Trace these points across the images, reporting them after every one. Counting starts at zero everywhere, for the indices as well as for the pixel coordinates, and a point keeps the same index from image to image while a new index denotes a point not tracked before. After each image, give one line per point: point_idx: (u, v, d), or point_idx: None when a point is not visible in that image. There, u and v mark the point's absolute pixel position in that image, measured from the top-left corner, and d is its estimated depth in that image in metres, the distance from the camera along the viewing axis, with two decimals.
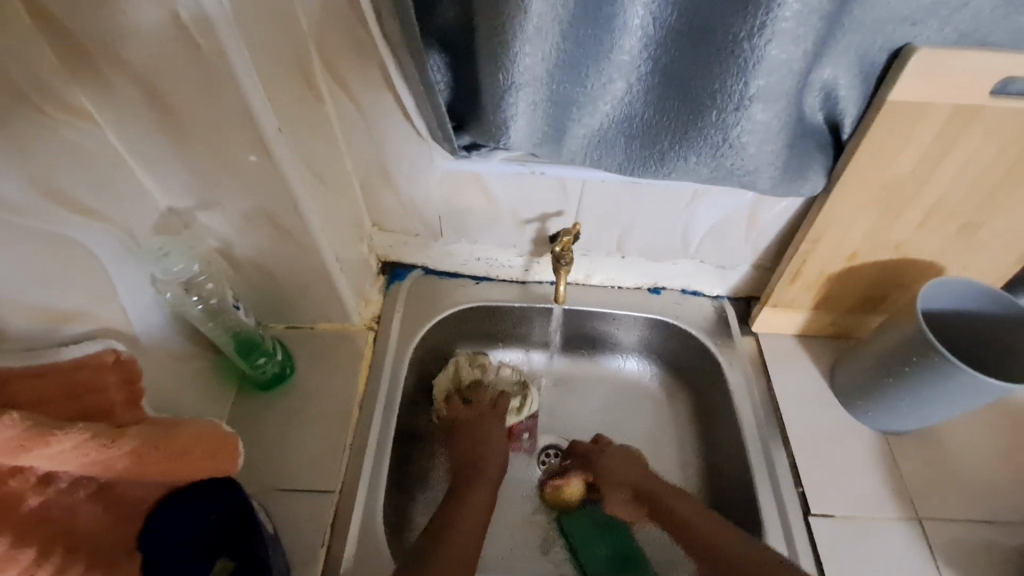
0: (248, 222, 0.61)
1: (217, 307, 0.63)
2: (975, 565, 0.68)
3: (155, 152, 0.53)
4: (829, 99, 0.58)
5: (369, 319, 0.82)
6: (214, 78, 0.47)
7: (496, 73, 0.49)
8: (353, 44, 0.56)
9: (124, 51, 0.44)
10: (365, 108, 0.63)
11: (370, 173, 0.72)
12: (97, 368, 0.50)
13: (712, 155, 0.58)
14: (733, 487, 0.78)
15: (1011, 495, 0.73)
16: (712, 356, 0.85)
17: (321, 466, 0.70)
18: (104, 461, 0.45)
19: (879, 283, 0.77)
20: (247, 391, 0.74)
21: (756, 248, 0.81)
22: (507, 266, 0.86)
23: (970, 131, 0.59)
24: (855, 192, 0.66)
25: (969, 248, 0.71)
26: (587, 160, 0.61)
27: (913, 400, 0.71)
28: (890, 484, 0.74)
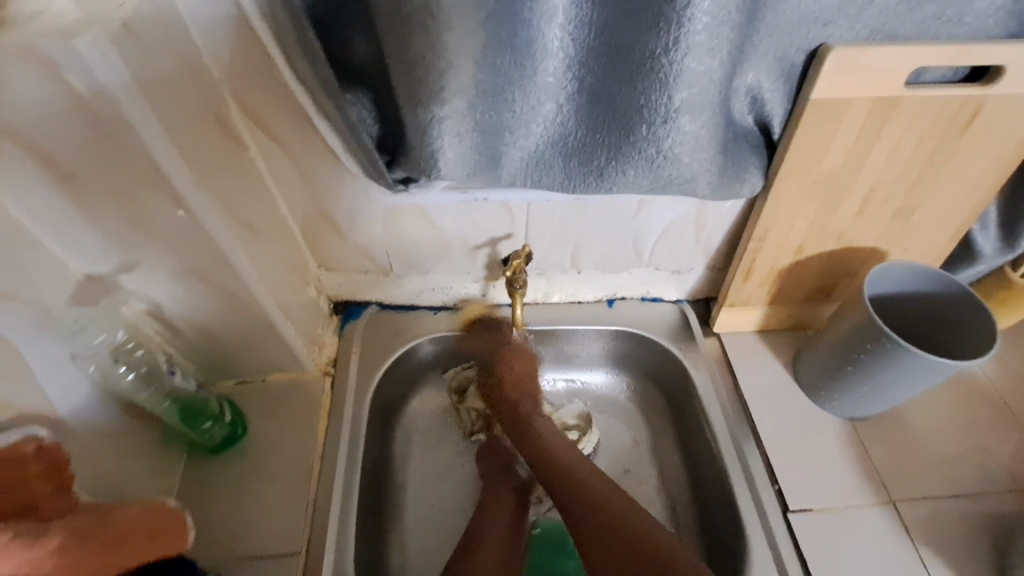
0: (177, 282, 0.58)
1: (150, 374, 0.60)
2: (949, 541, 0.69)
3: (60, 222, 0.49)
4: (756, 102, 0.59)
5: (325, 364, 0.79)
6: (115, 139, 0.44)
7: (417, 108, 0.48)
8: (272, 89, 0.54)
9: (9, 119, 0.41)
10: (294, 151, 0.61)
11: (309, 216, 0.70)
12: (18, 463, 0.46)
13: (650, 168, 0.57)
14: (711, 492, 0.77)
15: (972, 464, 0.75)
16: (678, 360, 0.85)
17: (284, 527, 0.66)
18: (30, 563, 0.41)
19: (829, 272, 0.78)
20: (196, 457, 0.69)
21: (706, 250, 0.81)
22: (464, 293, 0.85)
23: (891, 121, 0.61)
24: (791, 189, 0.67)
25: (907, 230, 0.73)
26: (527, 183, 0.60)
27: (876, 385, 0.71)
28: (861, 469, 0.74)
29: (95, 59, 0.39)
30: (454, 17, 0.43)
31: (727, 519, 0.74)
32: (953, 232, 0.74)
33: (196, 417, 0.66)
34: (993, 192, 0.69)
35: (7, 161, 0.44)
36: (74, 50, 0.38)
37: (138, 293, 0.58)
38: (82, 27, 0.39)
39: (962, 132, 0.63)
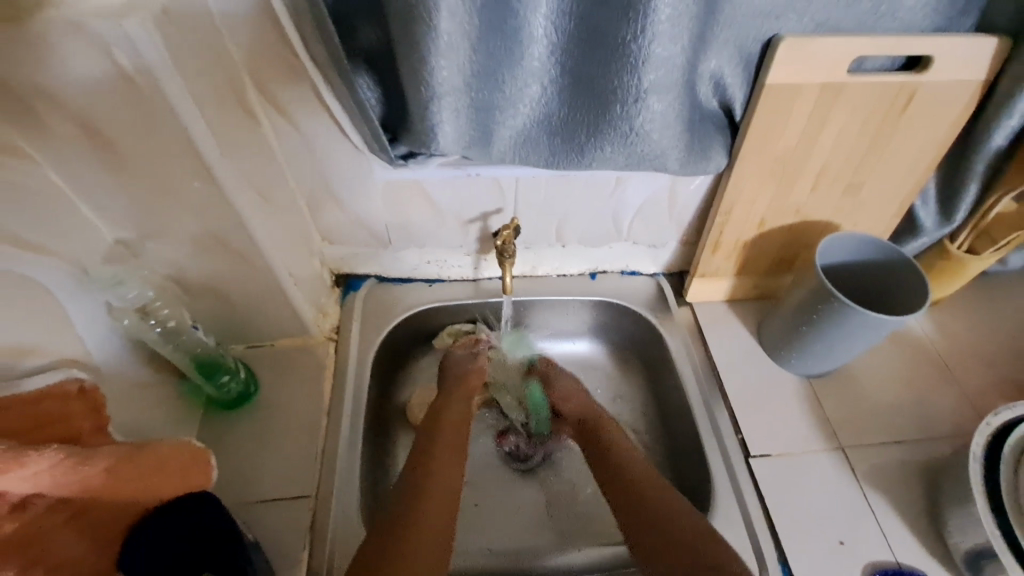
0: (198, 246, 0.63)
1: (174, 328, 0.67)
2: (890, 481, 0.78)
3: (97, 189, 0.55)
4: (718, 86, 0.66)
5: (329, 331, 0.85)
6: (152, 112, 0.49)
7: (419, 87, 0.54)
8: (282, 67, 0.60)
9: (58, 91, 0.46)
10: (303, 128, 0.67)
11: (315, 189, 0.76)
12: (63, 399, 0.50)
13: (624, 144, 0.65)
14: (683, 445, 0.85)
15: (913, 414, 0.84)
16: (654, 327, 0.93)
17: (294, 473, 0.72)
18: (81, 479, 0.47)
19: (788, 245, 0.87)
20: (212, 413, 0.75)
21: (679, 225, 0.88)
22: (457, 266, 0.91)
23: (838, 105, 0.69)
24: (753, 167, 0.75)
25: (856, 206, 0.81)
26: (515, 159, 0.67)
27: (828, 343, 0.80)
28: (816, 420, 0.83)
29: (139, 37, 0.45)
30: (452, 6, 0.50)
31: (697, 466, 0.81)
32: (898, 208, 0.82)
33: (214, 372, 0.73)
34: (929, 170, 0.77)
35: (55, 131, 0.49)
36: (121, 27, 0.44)
37: (162, 256, 0.63)
38: (129, 8, 0.45)
39: (900, 115, 0.71)
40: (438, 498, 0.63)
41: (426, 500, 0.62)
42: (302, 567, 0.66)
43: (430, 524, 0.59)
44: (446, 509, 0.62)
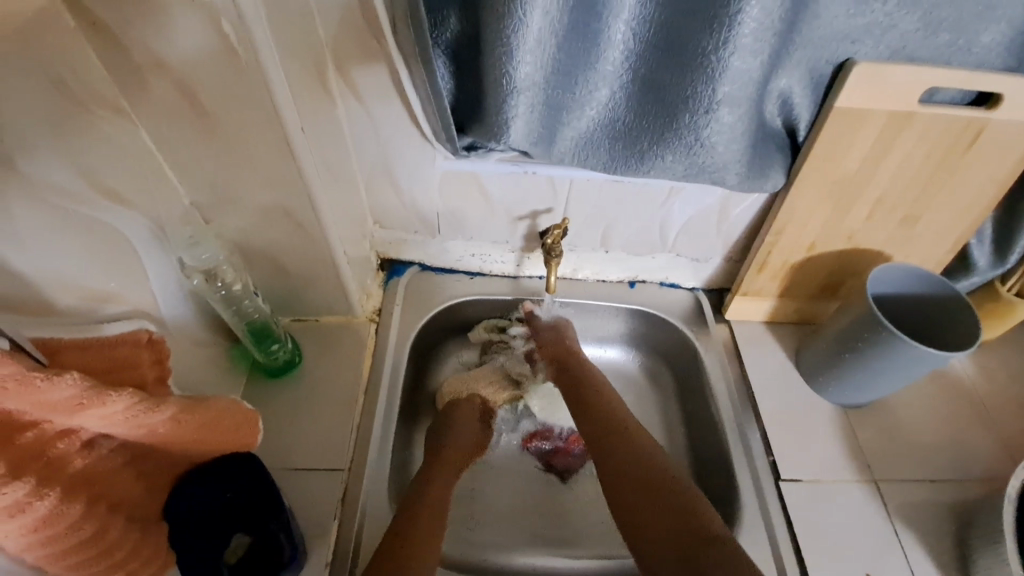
0: (265, 216, 0.65)
1: (239, 292, 0.68)
2: (923, 521, 0.76)
3: (182, 152, 0.58)
4: (786, 105, 0.66)
5: (371, 312, 0.87)
6: (247, 83, 0.52)
7: (498, 80, 0.56)
8: (363, 51, 0.62)
9: (165, 57, 0.49)
10: (373, 111, 0.69)
11: (374, 172, 0.78)
12: (132, 345, 0.51)
13: (687, 154, 0.65)
14: (711, 461, 0.84)
15: (952, 457, 0.82)
16: (690, 341, 0.92)
17: (329, 446, 0.74)
18: (149, 424, 0.48)
19: (836, 271, 0.86)
20: (255, 379, 0.78)
21: (726, 241, 0.88)
22: (500, 262, 0.93)
23: (905, 133, 0.69)
24: (811, 189, 0.75)
25: (909, 237, 0.81)
26: (575, 160, 0.68)
27: (869, 374, 0.79)
28: (850, 450, 0.82)
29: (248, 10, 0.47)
30: (543, 4, 0.51)
31: (724, 484, 0.81)
32: (952, 243, 0.81)
33: (264, 339, 0.75)
34: (989, 209, 0.76)
35: (154, 92, 0.52)
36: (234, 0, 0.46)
37: (232, 222, 0.66)
38: None
39: (967, 150, 0.70)
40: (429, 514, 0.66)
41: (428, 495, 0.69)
42: (330, 539, 0.67)
43: (421, 533, 0.63)
44: (432, 520, 0.65)
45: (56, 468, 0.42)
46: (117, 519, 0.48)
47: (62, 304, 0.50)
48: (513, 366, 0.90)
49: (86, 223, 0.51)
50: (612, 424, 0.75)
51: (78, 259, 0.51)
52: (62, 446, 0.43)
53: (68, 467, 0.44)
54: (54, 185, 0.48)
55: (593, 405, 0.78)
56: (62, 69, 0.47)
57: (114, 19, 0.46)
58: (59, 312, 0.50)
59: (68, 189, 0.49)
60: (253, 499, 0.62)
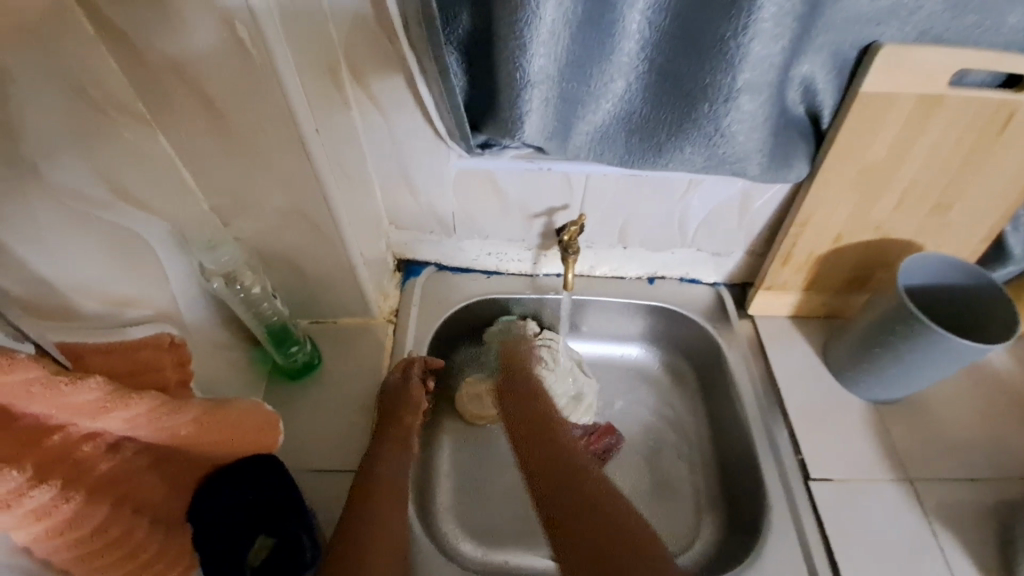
0: (282, 219, 0.66)
1: (255, 296, 0.69)
2: (964, 524, 0.73)
3: (200, 156, 0.58)
4: (808, 92, 0.64)
5: (388, 313, 0.87)
6: (261, 86, 0.52)
7: (511, 74, 0.55)
8: (377, 51, 0.62)
9: (182, 63, 0.50)
10: (387, 111, 0.69)
11: (390, 174, 0.78)
12: (155, 348, 0.52)
13: (706, 145, 0.64)
14: (736, 460, 0.82)
15: (993, 455, 0.78)
16: (712, 337, 0.90)
17: (349, 448, 0.74)
18: (171, 426, 0.49)
19: (865, 262, 0.83)
20: (276, 381, 0.78)
21: (748, 234, 0.86)
22: (517, 260, 0.92)
23: (936, 117, 0.66)
24: (837, 177, 0.72)
25: (942, 226, 0.77)
26: (591, 155, 0.67)
27: (901, 370, 0.76)
28: (883, 449, 0.79)
29: None
30: None
31: (751, 485, 0.78)
32: (988, 230, 0.77)
33: (284, 341, 0.76)
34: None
35: (172, 98, 0.53)
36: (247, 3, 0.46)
37: (250, 226, 0.67)
38: None
39: (998, 137, 0.67)
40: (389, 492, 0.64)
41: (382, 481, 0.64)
42: None
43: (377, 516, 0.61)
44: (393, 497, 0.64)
45: (82, 471, 0.43)
46: (142, 522, 0.48)
47: (88, 309, 0.51)
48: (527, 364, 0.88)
49: (108, 229, 0.52)
50: (576, 484, 0.63)
51: (102, 265, 0.51)
52: (88, 449, 0.43)
53: (94, 471, 0.44)
54: (76, 191, 0.49)
55: (552, 463, 0.66)
56: (83, 77, 0.48)
57: (131, 27, 0.47)
58: (84, 317, 0.50)
59: (91, 195, 0.50)
60: (274, 502, 0.63)
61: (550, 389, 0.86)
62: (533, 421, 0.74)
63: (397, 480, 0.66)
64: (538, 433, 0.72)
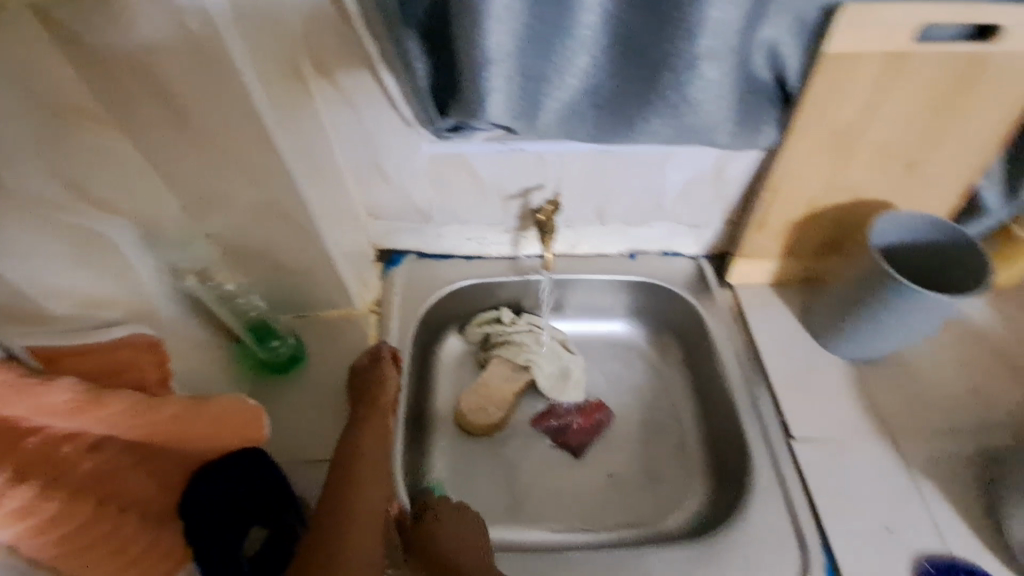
0: (254, 213, 0.66)
1: (229, 291, 0.72)
2: (945, 475, 0.74)
3: (164, 153, 0.57)
4: (774, 57, 0.64)
5: (371, 303, 0.87)
6: (220, 78, 0.51)
7: (471, 51, 0.55)
8: (337, 38, 0.61)
9: (135, 58, 0.49)
10: (353, 99, 0.68)
11: (362, 163, 0.77)
12: (131, 349, 0.53)
13: (673, 115, 0.64)
14: (723, 427, 0.84)
15: (972, 406, 0.80)
16: (695, 309, 0.91)
17: (338, 438, 0.75)
18: (150, 424, 0.49)
19: (840, 225, 0.84)
20: (262, 377, 0.79)
21: (725, 204, 0.87)
22: (497, 244, 0.92)
23: (902, 75, 0.66)
24: (807, 142, 0.72)
25: (914, 185, 0.78)
26: (561, 133, 0.67)
27: (878, 329, 0.77)
28: (865, 407, 0.80)
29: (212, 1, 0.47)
30: None
31: (737, 450, 0.80)
32: (960, 186, 0.78)
33: (266, 336, 0.77)
34: (996, 148, 0.73)
35: (129, 95, 0.52)
36: None
37: (223, 223, 0.66)
38: None
39: (969, 88, 0.67)
40: (373, 480, 0.64)
41: (362, 471, 0.65)
42: None
43: (364, 505, 0.61)
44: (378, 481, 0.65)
45: (64, 470, 0.43)
46: (132, 517, 0.48)
47: (56, 311, 0.50)
48: (515, 354, 0.90)
49: (74, 232, 0.52)
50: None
51: (71, 268, 0.51)
52: (68, 449, 0.45)
53: (77, 470, 0.45)
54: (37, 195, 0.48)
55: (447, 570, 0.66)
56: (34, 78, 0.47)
57: (80, 24, 0.46)
58: (50, 319, 0.49)
59: (53, 198, 0.50)
60: (262, 495, 0.64)
61: (540, 373, 0.89)
62: (463, 523, 0.71)
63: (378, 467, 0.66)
64: (461, 520, 0.71)
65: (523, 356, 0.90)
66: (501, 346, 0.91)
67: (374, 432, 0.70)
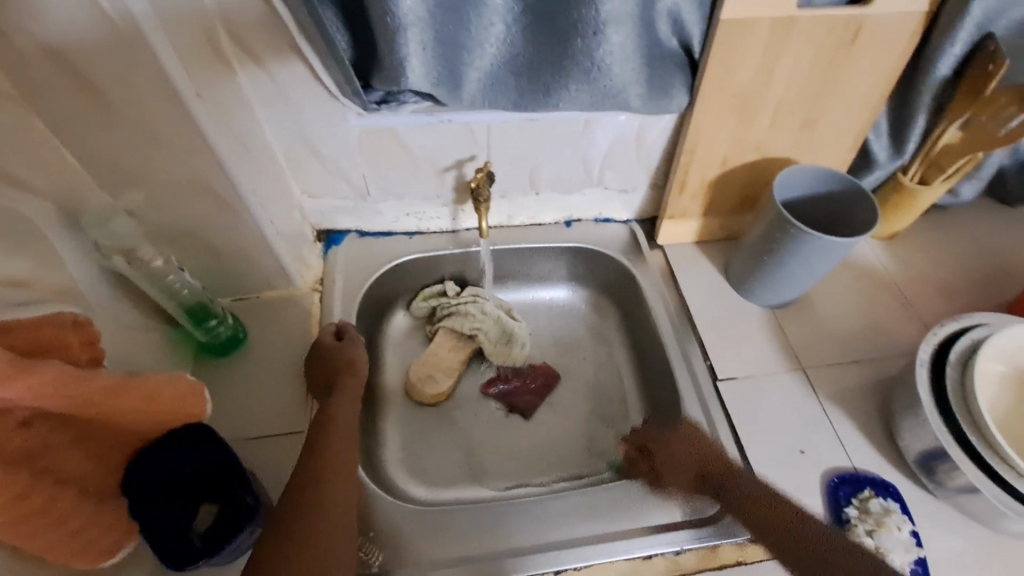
0: (180, 191, 0.65)
1: (159, 268, 0.67)
2: (850, 401, 0.83)
3: (77, 130, 0.57)
4: (677, 24, 0.69)
5: (313, 282, 0.88)
6: (128, 49, 0.51)
7: (385, 18, 0.57)
8: (254, 10, 0.61)
9: (37, 30, 0.48)
10: (276, 74, 0.68)
11: (292, 140, 0.77)
12: (59, 326, 0.52)
13: (587, 80, 0.68)
14: (657, 377, 0.90)
15: (872, 340, 0.89)
16: (628, 269, 0.97)
17: (285, 413, 0.76)
18: (83, 397, 0.50)
19: (751, 183, 0.91)
20: (203, 359, 0.78)
21: (649, 169, 0.92)
22: (436, 218, 0.94)
23: (792, 37, 0.72)
24: (714, 103, 0.78)
25: (812, 142, 0.86)
26: (485, 100, 0.70)
27: (786, 274, 0.85)
28: (781, 347, 0.88)
29: None
30: None
31: (669, 395, 0.86)
32: (852, 140, 0.86)
33: (203, 318, 0.75)
34: (879, 104, 0.81)
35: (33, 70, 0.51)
36: None
37: (148, 202, 0.66)
38: None
39: (850, 48, 0.74)
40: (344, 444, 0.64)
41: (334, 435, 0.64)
42: None
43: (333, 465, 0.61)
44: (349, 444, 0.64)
45: None
46: (66, 492, 0.49)
47: None
48: (462, 324, 0.92)
49: None
50: None
51: None
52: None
53: (8, 444, 0.44)
54: None
55: None
56: None
57: None
58: None
59: None
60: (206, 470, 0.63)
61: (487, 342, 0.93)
62: None
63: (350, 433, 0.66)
64: None
65: (470, 326, 0.92)
66: (448, 317, 0.94)
67: (347, 402, 0.69)
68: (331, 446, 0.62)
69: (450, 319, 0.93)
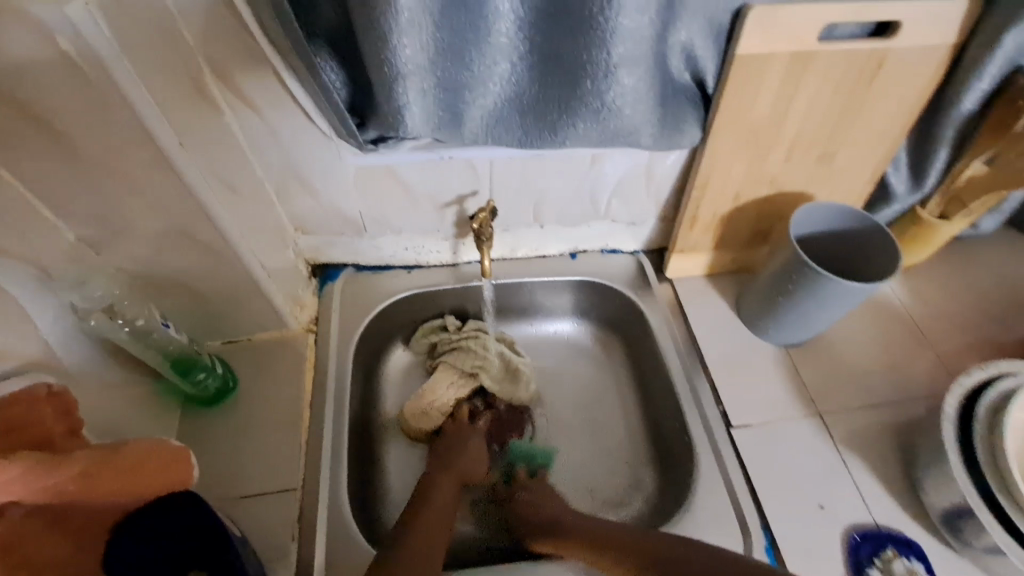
0: (163, 241, 0.61)
1: (143, 326, 0.64)
2: (867, 447, 0.80)
3: (50, 185, 0.53)
4: (691, 59, 0.65)
5: (307, 323, 0.84)
6: (105, 101, 0.47)
7: (381, 67, 0.53)
8: (243, 51, 0.57)
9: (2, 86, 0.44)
10: (266, 114, 0.64)
11: (285, 179, 0.73)
12: (31, 402, 0.50)
13: (596, 120, 0.64)
14: (666, 419, 0.86)
15: (890, 380, 0.85)
16: (635, 304, 0.93)
17: (278, 467, 0.72)
18: (54, 485, 0.46)
19: (764, 216, 0.87)
20: (191, 409, 0.75)
21: (658, 201, 0.88)
22: (436, 252, 0.91)
23: (811, 72, 0.68)
24: (727, 139, 0.75)
25: (829, 176, 0.82)
26: (488, 140, 0.66)
27: (801, 315, 0.81)
28: (795, 388, 0.84)
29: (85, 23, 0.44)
30: None
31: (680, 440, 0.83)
32: (871, 174, 0.83)
33: (190, 369, 0.71)
34: (900, 138, 0.78)
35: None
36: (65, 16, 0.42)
37: (128, 253, 0.62)
38: None
39: (871, 82, 0.71)
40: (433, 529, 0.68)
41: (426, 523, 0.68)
42: (291, 559, 0.67)
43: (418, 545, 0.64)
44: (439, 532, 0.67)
45: None
46: None
47: None
48: (466, 362, 0.88)
49: None
50: None
51: None
52: None
53: None
54: None
55: None
56: None
57: None
58: None
59: None
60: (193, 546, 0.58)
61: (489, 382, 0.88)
62: None
63: (440, 517, 0.70)
64: None
65: (473, 363, 0.88)
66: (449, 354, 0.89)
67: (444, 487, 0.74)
68: (425, 523, 0.68)
69: (451, 355, 0.89)
